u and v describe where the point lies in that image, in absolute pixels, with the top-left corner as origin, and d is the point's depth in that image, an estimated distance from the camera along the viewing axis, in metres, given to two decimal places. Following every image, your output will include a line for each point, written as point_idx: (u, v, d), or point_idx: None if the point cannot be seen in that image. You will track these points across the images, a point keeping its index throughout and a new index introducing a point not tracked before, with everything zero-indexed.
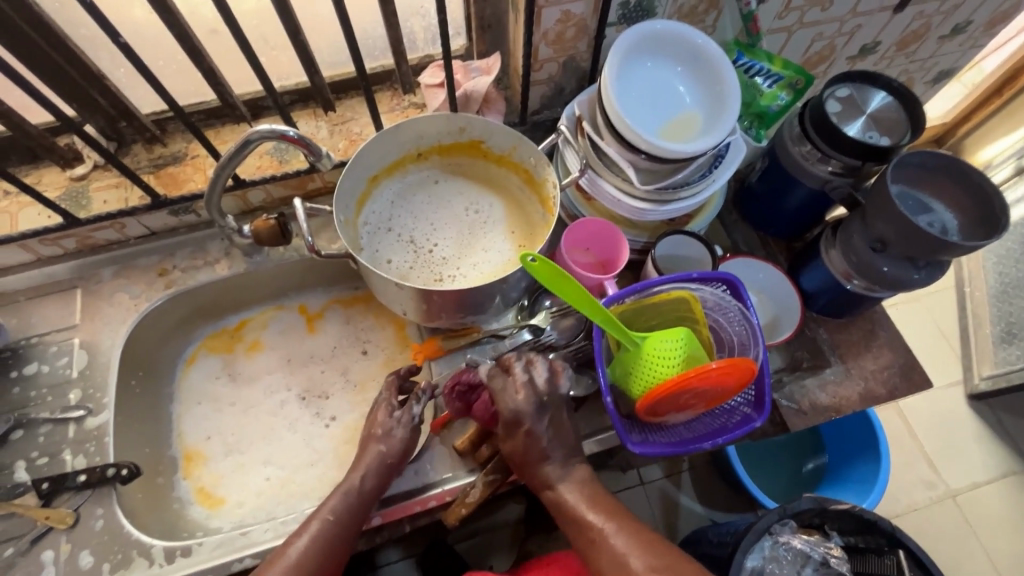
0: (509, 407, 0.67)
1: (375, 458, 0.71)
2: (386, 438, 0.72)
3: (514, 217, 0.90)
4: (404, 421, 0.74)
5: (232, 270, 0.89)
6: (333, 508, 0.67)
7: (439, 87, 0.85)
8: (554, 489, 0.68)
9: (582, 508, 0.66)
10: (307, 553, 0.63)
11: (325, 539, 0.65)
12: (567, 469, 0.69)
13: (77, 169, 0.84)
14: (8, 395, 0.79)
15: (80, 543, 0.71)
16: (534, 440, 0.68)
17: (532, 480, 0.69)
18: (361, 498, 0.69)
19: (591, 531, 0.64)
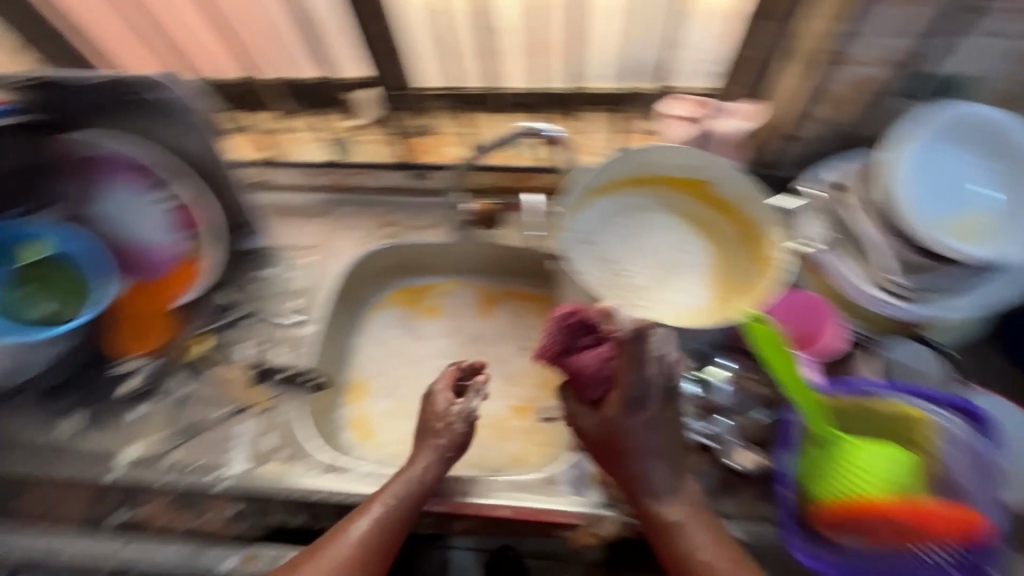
0: (626, 390, 0.66)
1: (427, 463, 0.71)
2: (445, 433, 0.73)
3: (719, 266, 0.83)
4: (462, 413, 0.74)
5: (441, 238, 0.97)
6: (396, 492, 0.68)
7: (684, 120, 0.83)
8: (647, 491, 0.67)
9: (680, 515, 0.65)
10: (366, 534, 0.65)
11: (382, 522, 0.66)
12: (665, 474, 0.67)
13: (354, 121, 0.99)
14: (251, 287, 0.95)
15: (267, 427, 0.83)
16: (635, 429, 0.67)
17: (627, 477, 0.68)
18: (417, 491, 0.69)
19: (687, 538, 0.64)
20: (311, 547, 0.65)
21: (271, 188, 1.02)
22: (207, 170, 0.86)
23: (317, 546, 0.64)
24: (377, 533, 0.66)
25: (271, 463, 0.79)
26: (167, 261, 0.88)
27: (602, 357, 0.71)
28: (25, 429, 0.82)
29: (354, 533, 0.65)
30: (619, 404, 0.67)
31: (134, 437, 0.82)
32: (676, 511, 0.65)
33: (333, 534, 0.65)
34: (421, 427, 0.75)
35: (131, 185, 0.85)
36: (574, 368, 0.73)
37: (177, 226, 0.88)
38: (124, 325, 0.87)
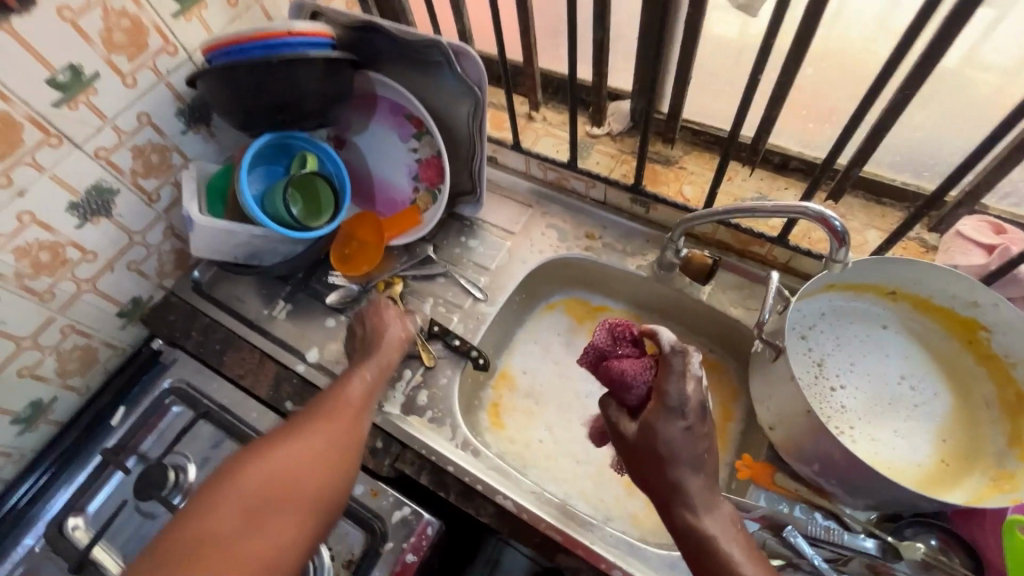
0: (667, 397, 0.59)
1: (389, 353, 0.82)
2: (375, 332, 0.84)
3: (955, 425, 0.71)
4: (409, 324, 0.87)
5: (641, 270, 0.93)
6: (364, 382, 0.79)
7: (982, 248, 0.71)
8: (685, 506, 0.58)
9: (726, 542, 0.56)
10: (348, 411, 0.75)
11: (356, 398, 0.77)
12: (705, 489, 0.58)
13: (597, 129, 0.99)
14: (451, 250, 1.01)
15: (425, 383, 0.88)
16: (676, 442, 0.58)
17: (661, 489, 0.59)
18: (372, 382, 0.80)
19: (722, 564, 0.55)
20: (311, 412, 0.74)
21: (496, 165, 1.07)
22: (460, 136, 0.94)
23: (314, 407, 0.75)
24: (351, 416, 0.75)
25: (418, 418, 0.85)
26: (400, 203, 1.02)
27: (641, 365, 0.63)
28: (252, 301, 0.99)
29: (344, 393, 0.77)
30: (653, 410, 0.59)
31: (317, 342, 0.95)
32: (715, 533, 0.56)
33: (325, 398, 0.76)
34: (372, 335, 0.84)
35: (399, 132, 0.98)
36: (607, 374, 0.65)
37: (418, 176, 0.99)
38: (346, 245, 1.00)
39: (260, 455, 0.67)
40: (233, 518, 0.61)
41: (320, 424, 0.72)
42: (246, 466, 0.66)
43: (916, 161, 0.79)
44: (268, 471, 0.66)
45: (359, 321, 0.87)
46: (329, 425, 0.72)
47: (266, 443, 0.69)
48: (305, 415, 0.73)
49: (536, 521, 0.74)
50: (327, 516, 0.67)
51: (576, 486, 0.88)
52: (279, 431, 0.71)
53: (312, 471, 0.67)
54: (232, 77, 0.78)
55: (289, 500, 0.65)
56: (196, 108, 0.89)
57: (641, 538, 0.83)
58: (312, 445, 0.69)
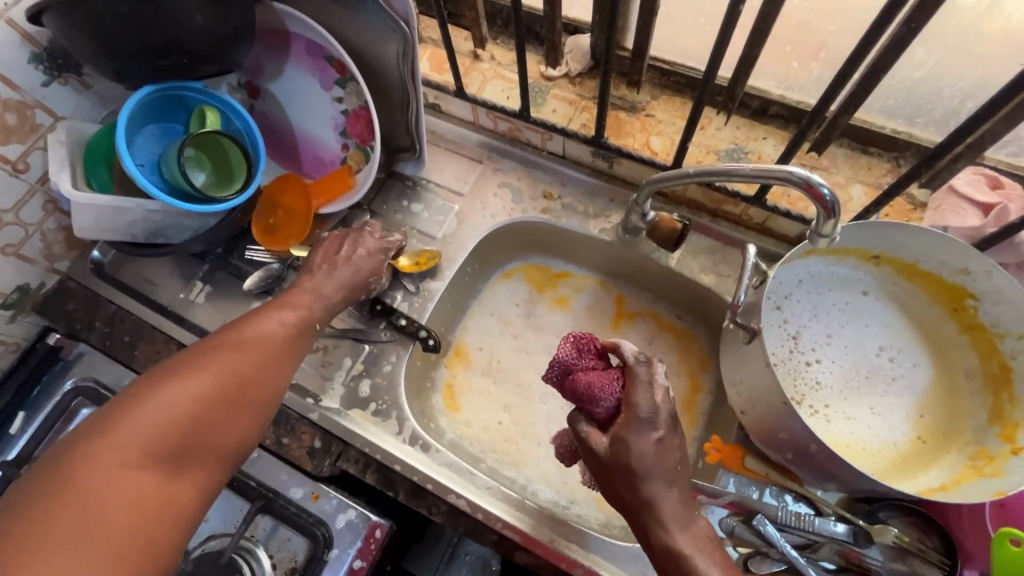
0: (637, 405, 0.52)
1: (323, 291, 0.70)
2: (315, 279, 0.71)
3: (933, 397, 0.67)
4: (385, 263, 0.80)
5: (604, 234, 0.84)
6: (299, 317, 0.66)
7: (978, 209, 0.64)
8: (659, 524, 0.51)
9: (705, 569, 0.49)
10: (277, 343, 0.63)
11: (285, 331, 0.64)
12: (678, 503, 0.52)
13: (553, 70, 0.85)
14: (392, 217, 0.89)
15: (367, 372, 0.78)
16: (645, 458, 0.51)
17: (634, 506, 0.52)
18: (308, 319, 0.67)
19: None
20: (227, 333, 0.61)
21: (439, 114, 0.93)
22: (391, 83, 0.79)
23: (227, 333, 0.60)
24: (278, 351, 0.62)
25: (361, 412, 0.76)
26: (330, 163, 0.88)
27: (609, 377, 0.54)
28: (166, 284, 0.86)
29: (268, 321, 0.64)
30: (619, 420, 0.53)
31: None
32: (690, 550, 0.50)
33: (248, 319, 0.63)
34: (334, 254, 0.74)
35: (319, 78, 0.82)
36: (573, 390, 0.56)
37: (347, 132, 0.85)
38: (270, 213, 0.87)
39: (146, 390, 0.53)
40: (123, 458, 0.49)
41: (240, 357, 0.59)
42: (137, 401, 0.52)
43: (908, 105, 0.70)
44: (155, 418, 0.52)
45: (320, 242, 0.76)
46: (251, 357, 0.60)
47: (153, 382, 0.54)
48: (220, 340, 0.60)
49: (492, 520, 0.70)
50: (229, 470, 0.56)
51: (538, 470, 0.82)
52: (176, 360, 0.56)
53: (223, 413, 0.55)
54: (85, 11, 0.60)
55: (191, 443, 0.53)
56: (57, 52, 0.71)
57: (607, 522, 0.78)
58: (211, 387, 0.55)
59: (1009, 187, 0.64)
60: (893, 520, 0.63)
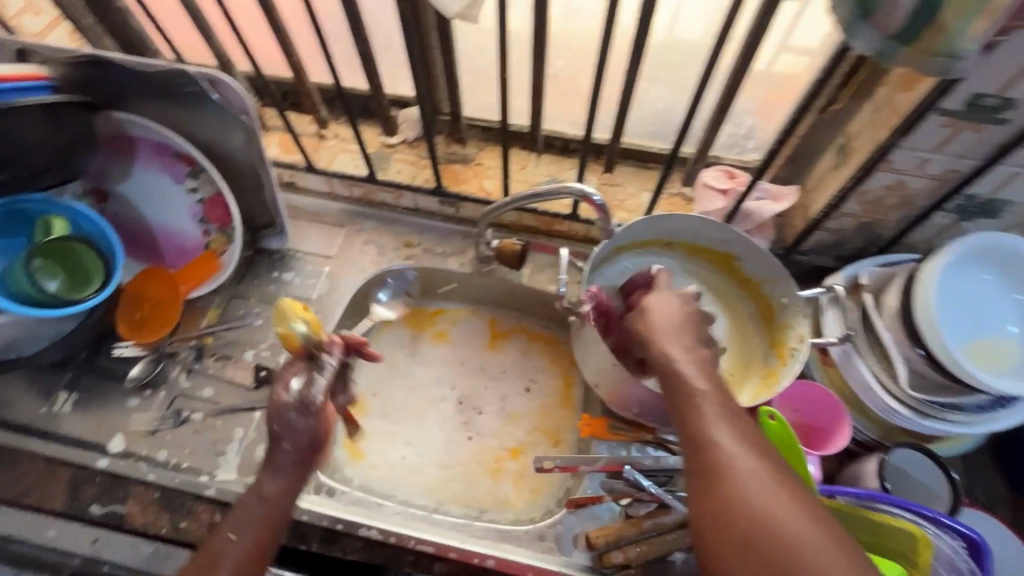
0: (661, 305, 0.62)
1: (284, 456, 0.63)
2: (290, 433, 0.63)
3: (732, 342, 0.85)
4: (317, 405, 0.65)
5: (463, 267, 0.96)
6: (266, 489, 0.62)
7: (721, 194, 0.84)
8: (713, 436, 0.52)
9: (757, 477, 0.48)
10: (246, 542, 0.60)
11: (255, 521, 0.61)
12: (729, 412, 0.54)
13: (391, 138, 0.98)
14: (265, 289, 0.94)
15: (261, 436, 0.80)
16: (689, 364, 0.57)
17: (692, 427, 0.53)
18: (278, 491, 0.63)
19: (762, 496, 0.47)
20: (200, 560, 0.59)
21: (297, 190, 1.02)
22: (241, 167, 0.86)
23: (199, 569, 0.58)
24: (253, 545, 0.60)
25: (260, 476, 0.78)
26: (193, 250, 0.91)
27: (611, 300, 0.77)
28: (24, 402, 0.82)
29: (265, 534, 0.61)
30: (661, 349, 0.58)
31: (119, 427, 0.81)
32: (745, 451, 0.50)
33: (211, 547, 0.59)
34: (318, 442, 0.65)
35: (170, 173, 0.88)
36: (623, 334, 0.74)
37: (206, 218, 0.90)
38: (136, 309, 0.88)
39: None
40: None
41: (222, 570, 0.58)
42: None
43: (661, 127, 0.92)
44: None
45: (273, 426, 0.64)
46: (227, 566, 0.58)
47: None
48: (196, 558, 0.59)
49: (405, 541, 0.75)
50: None
51: (447, 492, 0.88)
52: None
53: None
54: None
55: None
56: None
57: (516, 520, 0.86)
58: None
59: (739, 174, 0.85)
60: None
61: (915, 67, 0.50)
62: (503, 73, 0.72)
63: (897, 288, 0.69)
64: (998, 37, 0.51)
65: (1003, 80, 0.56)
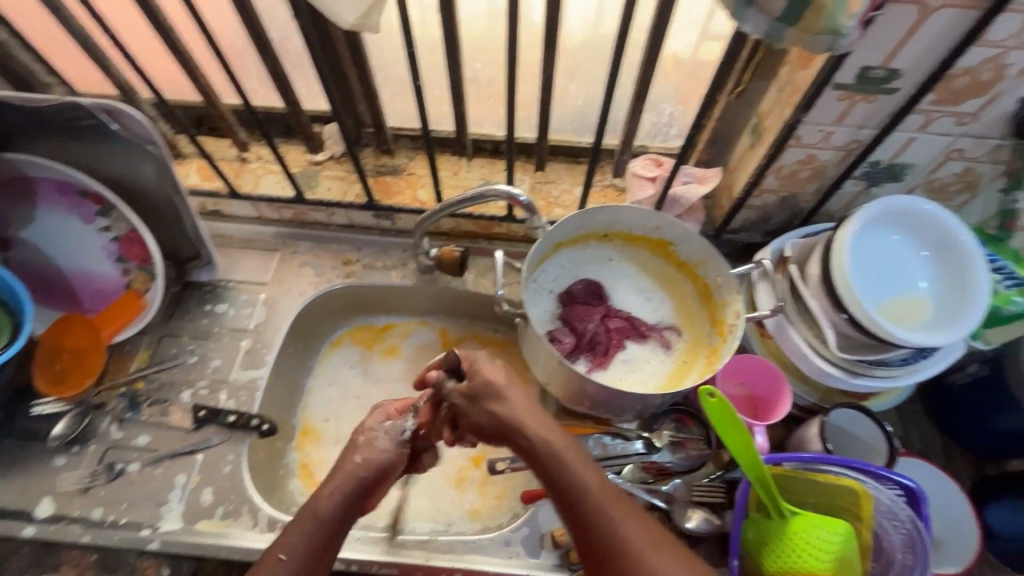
0: (490, 381, 0.64)
1: (348, 476, 0.62)
2: (362, 449, 0.64)
3: (677, 325, 0.87)
4: (391, 432, 0.66)
5: (405, 280, 0.95)
6: (290, 544, 0.56)
7: (649, 181, 0.86)
8: (551, 465, 0.58)
9: (589, 495, 0.56)
10: (298, 564, 0.56)
11: (307, 538, 0.57)
12: (564, 440, 0.60)
13: (317, 155, 0.95)
14: (198, 324, 0.89)
15: (206, 479, 0.76)
16: (520, 409, 0.61)
17: (534, 459, 0.59)
18: (334, 508, 0.59)
19: (596, 513, 0.55)
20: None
21: (223, 218, 0.97)
22: (156, 199, 0.82)
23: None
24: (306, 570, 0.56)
25: (208, 521, 0.74)
26: (113, 292, 0.86)
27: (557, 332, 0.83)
28: None
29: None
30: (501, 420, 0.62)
31: (47, 490, 0.75)
32: (580, 473, 0.57)
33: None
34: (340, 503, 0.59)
35: (79, 214, 0.82)
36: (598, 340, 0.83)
37: (123, 257, 0.85)
38: (55, 360, 0.82)
39: None
40: None
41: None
42: None
43: (586, 122, 0.93)
44: None
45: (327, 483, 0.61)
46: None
47: None
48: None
49: (369, 565, 0.73)
50: None
51: (412, 509, 0.86)
52: None
53: None
54: None
55: None
56: None
57: (484, 528, 0.85)
58: None
59: (664, 161, 0.87)
60: (670, 424, 0.81)
61: (803, 47, 0.53)
62: (417, 82, 0.71)
63: (817, 257, 0.71)
64: (874, 14, 0.54)
65: (886, 53, 0.59)
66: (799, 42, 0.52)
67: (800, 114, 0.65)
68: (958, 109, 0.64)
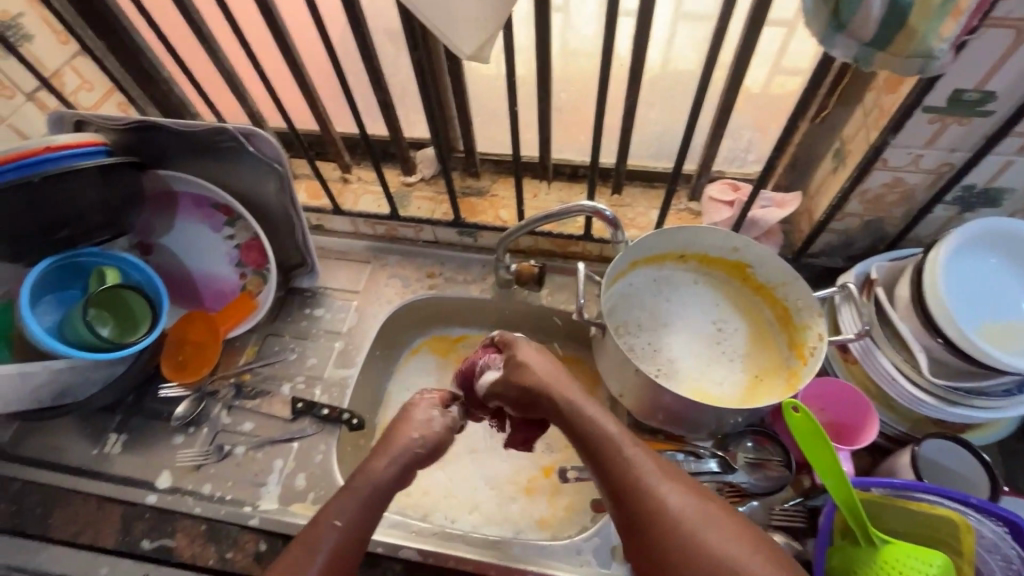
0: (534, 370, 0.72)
1: (405, 449, 0.69)
2: (419, 428, 0.71)
3: (751, 348, 0.86)
4: (445, 417, 0.73)
5: (483, 293, 1.00)
6: (377, 465, 0.67)
7: (725, 204, 0.88)
8: (663, 497, 0.57)
9: (684, 512, 0.56)
10: (348, 529, 0.61)
11: (357, 505, 0.63)
12: (659, 466, 0.60)
13: (410, 177, 1.04)
14: (298, 325, 0.99)
15: (301, 466, 0.84)
16: (603, 421, 0.65)
17: (629, 494, 0.59)
18: (387, 478, 0.66)
19: (700, 524, 0.55)
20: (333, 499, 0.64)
21: (324, 233, 1.08)
22: (274, 213, 0.93)
23: (347, 497, 0.64)
24: (384, 486, 0.66)
25: (301, 504, 0.81)
26: (230, 293, 0.97)
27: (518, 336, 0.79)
28: (76, 446, 0.87)
29: (373, 483, 0.65)
30: (601, 445, 0.63)
31: (166, 465, 0.84)
32: (643, 466, 0.60)
33: (353, 472, 0.66)
34: (415, 450, 0.69)
35: (209, 224, 0.94)
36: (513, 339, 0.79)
37: (242, 262, 0.96)
38: (179, 350, 0.93)
39: None
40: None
41: (321, 550, 0.60)
42: None
43: (664, 148, 0.97)
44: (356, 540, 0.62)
45: (402, 436, 0.70)
46: (327, 547, 0.60)
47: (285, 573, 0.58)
48: (300, 537, 0.61)
49: (443, 559, 0.75)
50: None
51: (482, 513, 0.87)
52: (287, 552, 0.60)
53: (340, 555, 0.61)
54: None
55: None
56: None
57: (553, 538, 0.85)
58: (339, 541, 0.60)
59: (742, 185, 0.89)
60: (745, 444, 0.79)
61: (893, 70, 0.55)
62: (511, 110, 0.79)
63: (907, 280, 0.70)
64: (968, 38, 0.55)
65: (982, 76, 0.59)
66: (888, 65, 0.54)
67: (888, 136, 0.66)
68: None
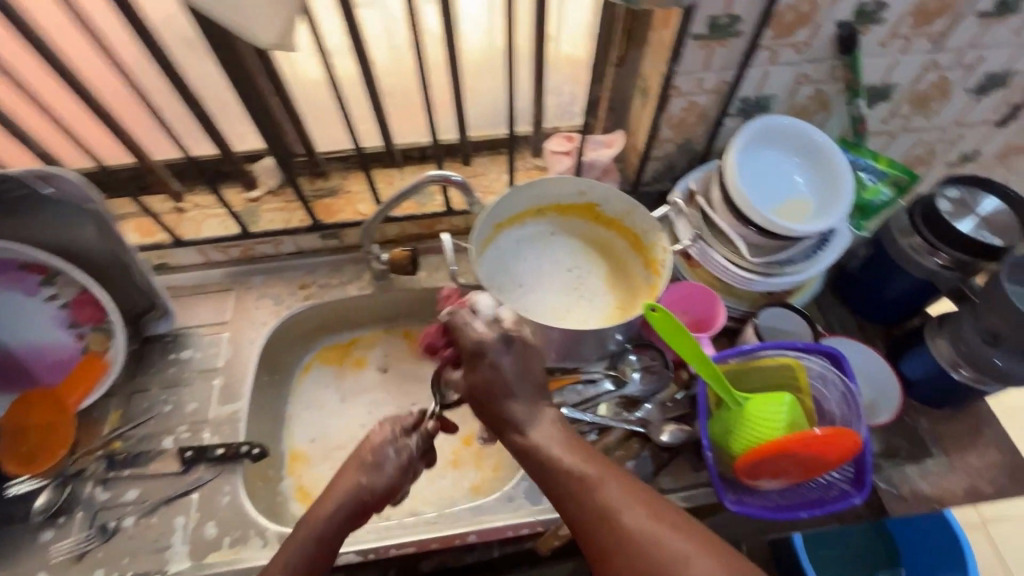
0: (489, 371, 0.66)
1: (352, 480, 0.65)
2: (372, 460, 0.67)
3: (614, 277, 0.96)
4: (402, 446, 0.69)
5: (362, 290, 0.99)
6: (328, 506, 0.64)
7: (564, 154, 0.96)
8: (602, 495, 0.57)
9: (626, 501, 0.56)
10: None
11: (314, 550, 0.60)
12: (603, 468, 0.60)
13: (253, 192, 0.99)
14: (165, 373, 0.90)
15: (207, 514, 0.78)
16: (559, 447, 0.62)
17: (571, 498, 0.58)
18: (338, 515, 0.63)
19: (641, 520, 0.54)
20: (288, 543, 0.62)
21: (170, 270, 0.98)
22: (103, 260, 0.83)
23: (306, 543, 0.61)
24: (342, 525, 0.63)
25: (217, 552, 0.75)
26: (70, 360, 0.85)
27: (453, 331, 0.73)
28: None
29: (320, 520, 0.62)
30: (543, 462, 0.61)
31: (40, 566, 0.74)
32: (577, 467, 0.60)
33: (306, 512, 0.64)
34: (367, 485, 0.65)
35: (19, 288, 0.81)
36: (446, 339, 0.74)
37: (76, 321, 0.84)
38: (22, 441, 0.80)
39: None
40: None
41: None
42: None
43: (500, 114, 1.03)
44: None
45: (346, 474, 0.66)
46: None
47: None
48: None
49: (383, 551, 0.75)
50: None
51: (414, 498, 0.88)
52: None
53: None
54: None
55: None
56: None
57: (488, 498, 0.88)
58: None
59: (575, 136, 0.97)
60: (630, 358, 0.87)
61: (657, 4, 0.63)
62: None
63: (716, 184, 0.82)
64: None
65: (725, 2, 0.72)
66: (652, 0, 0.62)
67: (672, 65, 0.77)
68: (793, 41, 0.78)
